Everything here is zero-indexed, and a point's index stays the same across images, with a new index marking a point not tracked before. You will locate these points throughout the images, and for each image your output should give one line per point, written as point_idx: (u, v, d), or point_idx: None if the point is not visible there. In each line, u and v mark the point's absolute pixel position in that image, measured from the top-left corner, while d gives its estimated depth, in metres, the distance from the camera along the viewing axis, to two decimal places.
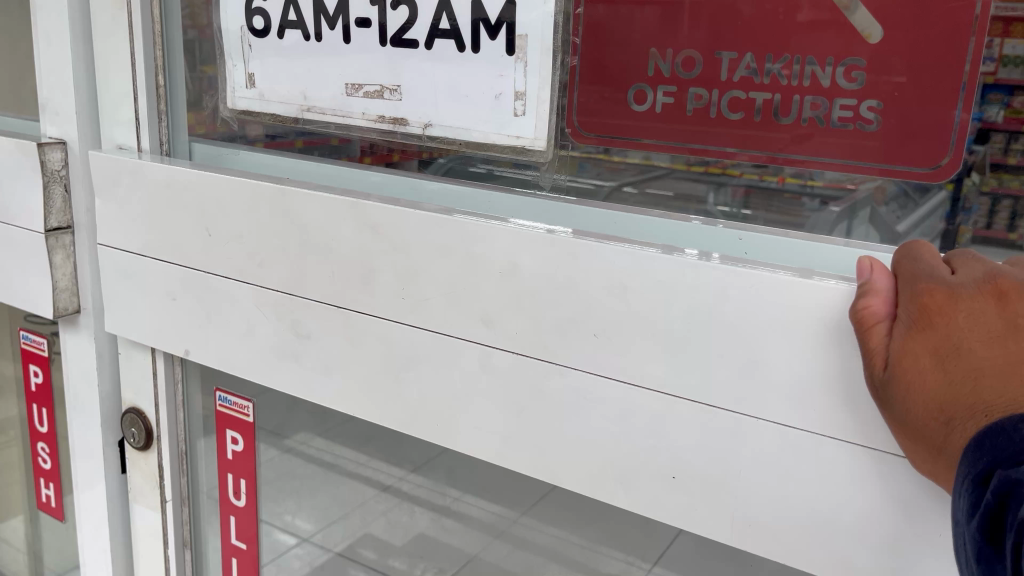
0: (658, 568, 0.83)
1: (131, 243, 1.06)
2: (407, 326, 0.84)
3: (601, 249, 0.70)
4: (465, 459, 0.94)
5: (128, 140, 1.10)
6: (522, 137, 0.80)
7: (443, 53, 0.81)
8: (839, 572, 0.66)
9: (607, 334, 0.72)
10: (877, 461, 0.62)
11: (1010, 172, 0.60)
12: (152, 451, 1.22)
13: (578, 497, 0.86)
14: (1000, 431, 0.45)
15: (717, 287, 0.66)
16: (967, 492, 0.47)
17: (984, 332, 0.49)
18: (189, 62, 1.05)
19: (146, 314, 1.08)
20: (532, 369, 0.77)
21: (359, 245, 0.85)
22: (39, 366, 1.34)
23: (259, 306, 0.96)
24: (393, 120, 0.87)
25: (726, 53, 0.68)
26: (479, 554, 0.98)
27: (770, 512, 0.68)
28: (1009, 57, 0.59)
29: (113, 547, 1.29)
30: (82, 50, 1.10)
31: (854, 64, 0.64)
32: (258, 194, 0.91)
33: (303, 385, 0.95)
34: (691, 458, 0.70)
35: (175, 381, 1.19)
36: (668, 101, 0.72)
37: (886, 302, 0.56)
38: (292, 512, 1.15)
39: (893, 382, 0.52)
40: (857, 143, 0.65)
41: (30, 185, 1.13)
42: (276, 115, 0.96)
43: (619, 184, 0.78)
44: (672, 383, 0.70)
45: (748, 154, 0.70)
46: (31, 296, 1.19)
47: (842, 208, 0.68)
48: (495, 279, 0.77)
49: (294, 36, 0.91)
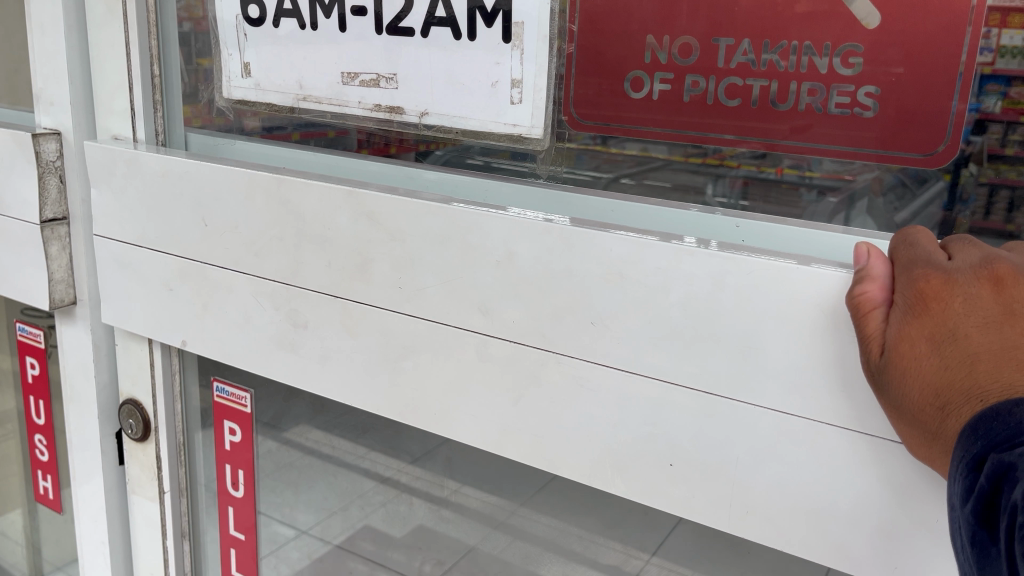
0: (657, 558, 0.83)
1: (127, 233, 1.06)
2: (404, 315, 0.84)
3: (600, 237, 0.70)
4: (464, 450, 0.94)
5: (124, 130, 1.09)
6: (519, 125, 0.79)
7: (440, 41, 0.81)
8: (837, 558, 0.66)
9: (605, 322, 0.72)
10: (875, 447, 0.62)
11: (1007, 163, 0.60)
12: (150, 442, 1.22)
13: (577, 488, 0.86)
14: (996, 416, 0.45)
15: (714, 274, 0.65)
16: (961, 477, 0.47)
17: (980, 317, 0.49)
18: (185, 54, 1.05)
19: (143, 305, 1.08)
20: (530, 358, 0.77)
21: (356, 235, 0.85)
22: (36, 359, 1.34)
23: (256, 296, 0.95)
24: (389, 110, 0.87)
25: (724, 40, 0.68)
26: (478, 545, 0.98)
27: (769, 499, 0.68)
28: (1007, 47, 0.58)
29: (111, 539, 1.29)
30: (77, 38, 1.09)
31: (852, 50, 0.63)
32: (254, 183, 0.91)
33: (301, 375, 0.95)
34: (690, 446, 0.70)
35: (173, 372, 1.19)
36: (665, 88, 0.71)
37: (882, 287, 0.56)
38: (291, 504, 1.15)
39: (889, 367, 0.52)
40: (854, 130, 0.65)
41: (25, 176, 1.12)
42: (272, 105, 0.95)
43: (617, 176, 0.78)
44: (671, 371, 0.70)
45: (745, 142, 0.70)
46: (27, 288, 1.19)
47: (840, 198, 0.68)
48: (492, 270, 0.77)
49: (290, 26, 0.90)
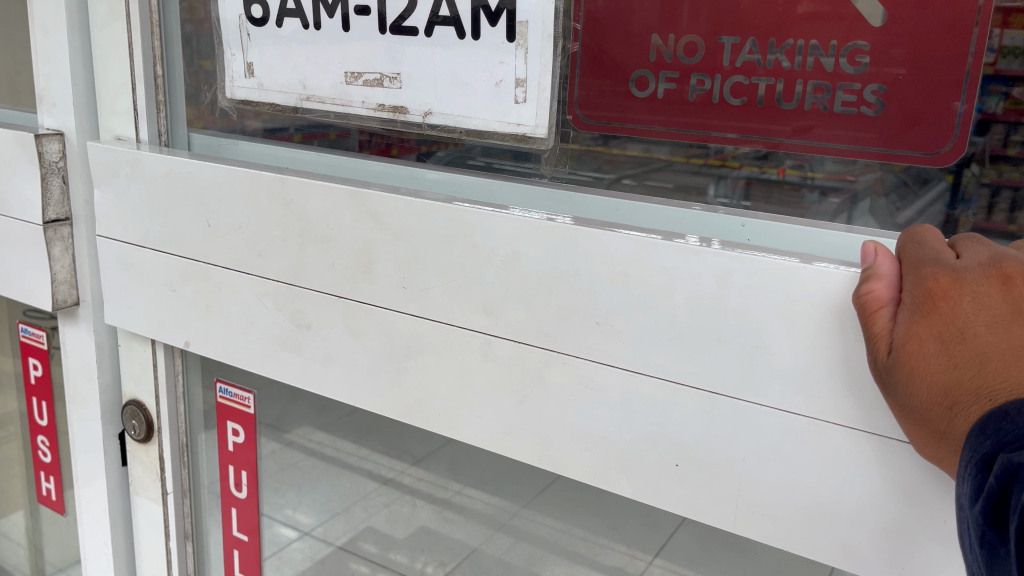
0: (659, 559, 0.83)
1: (130, 234, 1.05)
2: (407, 315, 0.84)
3: (605, 237, 0.70)
4: (466, 451, 0.94)
5: (127, 130, 1.09)
6: (523, 124, 0.79)
7: (443, 41, 0.81)
8: (842, 559, 0.66)
9: (610, 321, 0.72)
10: (880, 446, 0.62)
11: (1009, 163, 0.60)
12: (153, 443, 1.22)
13: (579, 488, 0.86)
14: (1005, 416, 0.45)
15: (720, 273, 0.65)
16: (970, 477, 0.46)
17: (989, 316, 0.48)
18: (187, 55, 1.05)
19: (146, 305, 1.07)
20: (534, 358, 0.77)
21: (359, 234, 0.85)
22: (38, 360, 1.34)
23: (258, 297, 0.95)
24: (393, 109, 0.87)
25: (729, 38, 0.67)
26: (480, 546, 0.98)
27: (774, 499, 0.68)
28: (1009, 47, 0.58)
29: (114, 540, 1.29)
30: (80, 39, 1.09)
31: (858, 47, 0.63)
32: (257, 183, 0.91)
33: (304, 376, 0.95)
34: (694, 445, 0.70)
35: (175, 372, 1.18)
36: (670, 87, 0.71)
37: (890, 286, 0.55)
38: (293, 505, 1.15)
39: (897, 366, 0.52)
40: (859, 130, 0.64)
41: (27, 177, 1.12)
42: (275, 105, 0.95)
43: (619, 176, 0.78)
44: (675, 370, 0.69)
45: (749, 142, 0.69)
46: (29, 288, 1.19)
47: (842, 199, 0.67)
48: (495, 269, 0.77)
49: (293, 25, 0.90)
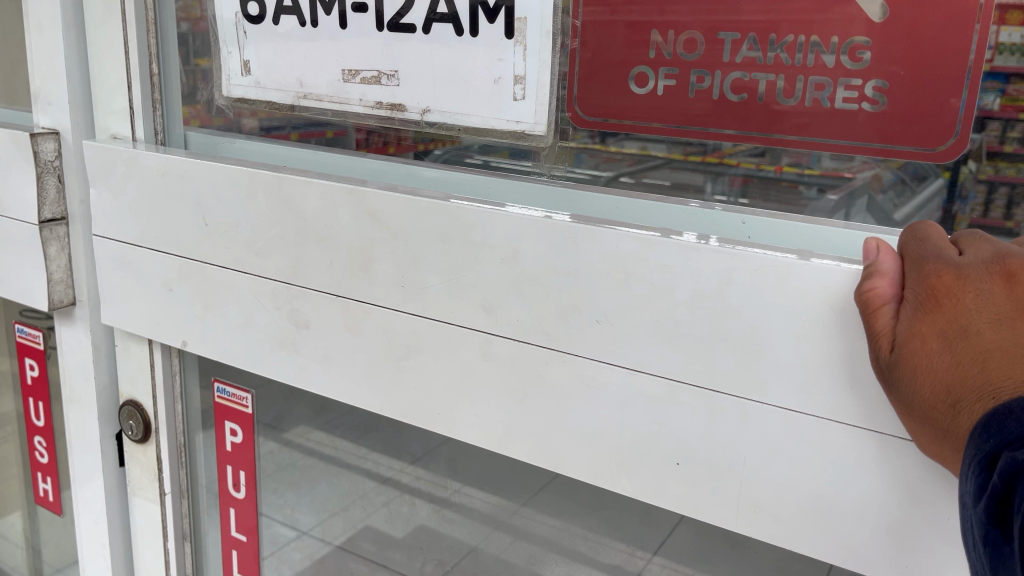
0: (658, 558, 0.82)
1: (126, 233, 1.05)
2: (407, 314, 0.84)
3: (606, 234, 0.69)
4: (465, 449, 0.93)
5: (123, 129, 1.09)
6: (522, 121, 0.79)
7: (442, 38, 0.80)
8: (843, 557, 0.65)
9: (610, 320, 0.71)
10: (881, 443, 0.61)
11: (1006, 160, 0.60)
12: (151, 443, 1.21)
13: (578, 486, 0.86)
14: (1008, 413, 0.44)
15: (721, 271, 0.65)
16: (974, 476, 0.46)
17: (992, 313, 0.48)
18: (183, 54, 1.04)
19: (143, 305, 1.07)
20: (533, 356, 0.76)
21: (357, 233, 0.84)
22: (35, 360, 1.34)
23: (257, 296, 0.95)
24: (390, 107, 0.86)
25: (729, 34, 0.67)
26: (479, 545, 0.97)
27: (774, 497, 0.67)
28: (1005, 44, 0.58)
29: (113, 541, 1.28)
30: (75, 37, 1.09)
31: (859, 43, 0.62)
32: (254, 181, 0.90)
33: (302, 375, 0.94)
34: (696, 444, 0.70)
35: (173, 372, 1.18)
36: (670, 83, 0.71)
37: (892, 284, 0.55)
38: (292, 505, 1.14)
39: (901, 364, 0.52)
40: (859, 127, 0.64)
41: (23, 176, 1.11)
42: (272, 103, 0.95)
43: (616, 175, 0.77)
44: (676, 369, 0.69)
45: (747, 138, 0.69)
46: (26, 288, 1.18)
47: (839, 195, 0.67)
48: (494, 268, 0.76)
49: (290, 23, 0.89)
